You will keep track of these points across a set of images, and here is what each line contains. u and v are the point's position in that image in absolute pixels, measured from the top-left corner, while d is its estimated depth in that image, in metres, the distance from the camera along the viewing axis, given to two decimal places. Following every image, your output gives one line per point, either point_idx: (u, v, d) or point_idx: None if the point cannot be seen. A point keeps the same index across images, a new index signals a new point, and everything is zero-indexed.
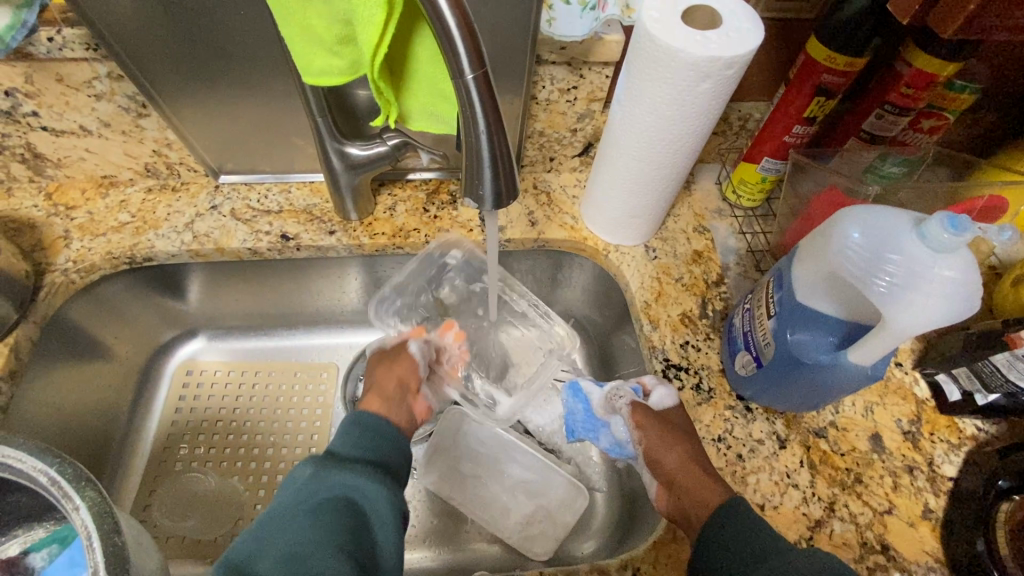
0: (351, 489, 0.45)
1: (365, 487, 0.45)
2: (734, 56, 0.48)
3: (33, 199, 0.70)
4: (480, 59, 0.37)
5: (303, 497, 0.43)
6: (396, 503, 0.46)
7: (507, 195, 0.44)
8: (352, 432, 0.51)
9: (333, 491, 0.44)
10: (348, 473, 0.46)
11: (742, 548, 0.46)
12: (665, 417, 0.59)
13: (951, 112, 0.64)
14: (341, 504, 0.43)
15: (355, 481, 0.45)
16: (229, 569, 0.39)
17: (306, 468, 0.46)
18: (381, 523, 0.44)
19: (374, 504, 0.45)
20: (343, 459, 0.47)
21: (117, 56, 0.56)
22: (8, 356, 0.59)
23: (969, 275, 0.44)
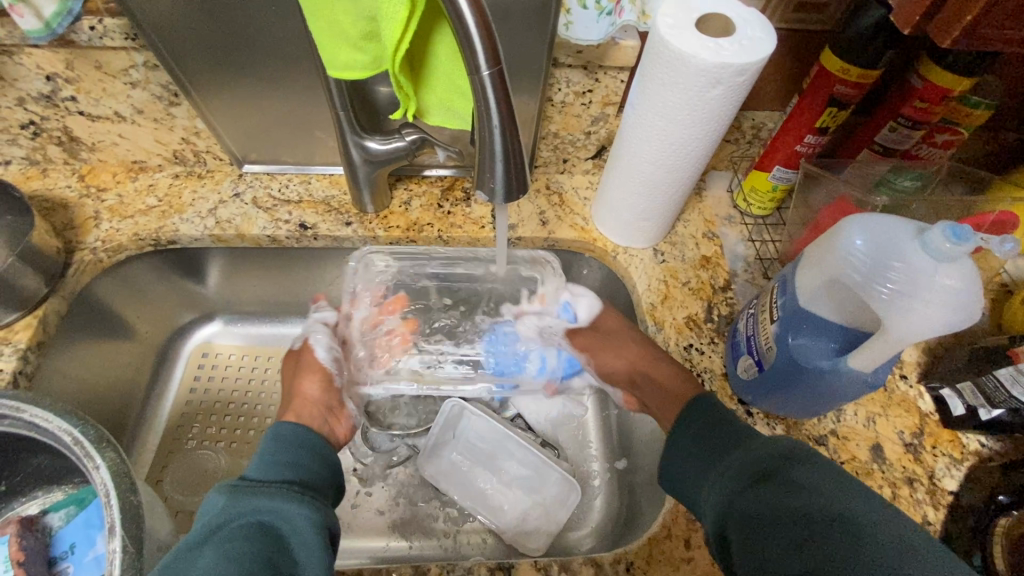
0: (262, 511, 0.45)
1: (271, 505, 0.46)
2: (745, 63, 0.49)
3: (67, 180, 0.73)
4: (496, 56, 0.39)
5: (211, 527, 0.44)
6: (314, 517, 0.47)
7: (517, 190, 0.46)
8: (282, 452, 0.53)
9: (244, 515, 0.44)
10: (258, 496, 0.46)
11: (704, 450, 0.51)
12: (600, 324, 0.72)
13: (966, 126, 0.64)
14: (252, 527, 0.44)
15: (266, 501, 0.46)
16: None
17: (218, 495, 0.46)
18: (300, 542, 0.44)
19: (290, 521, 0.45)
20: (254, 481, 0.48)
21: (153, 46, 0.59)
22: (37, 328, 0.62)
23: (970, 285, 0.44)
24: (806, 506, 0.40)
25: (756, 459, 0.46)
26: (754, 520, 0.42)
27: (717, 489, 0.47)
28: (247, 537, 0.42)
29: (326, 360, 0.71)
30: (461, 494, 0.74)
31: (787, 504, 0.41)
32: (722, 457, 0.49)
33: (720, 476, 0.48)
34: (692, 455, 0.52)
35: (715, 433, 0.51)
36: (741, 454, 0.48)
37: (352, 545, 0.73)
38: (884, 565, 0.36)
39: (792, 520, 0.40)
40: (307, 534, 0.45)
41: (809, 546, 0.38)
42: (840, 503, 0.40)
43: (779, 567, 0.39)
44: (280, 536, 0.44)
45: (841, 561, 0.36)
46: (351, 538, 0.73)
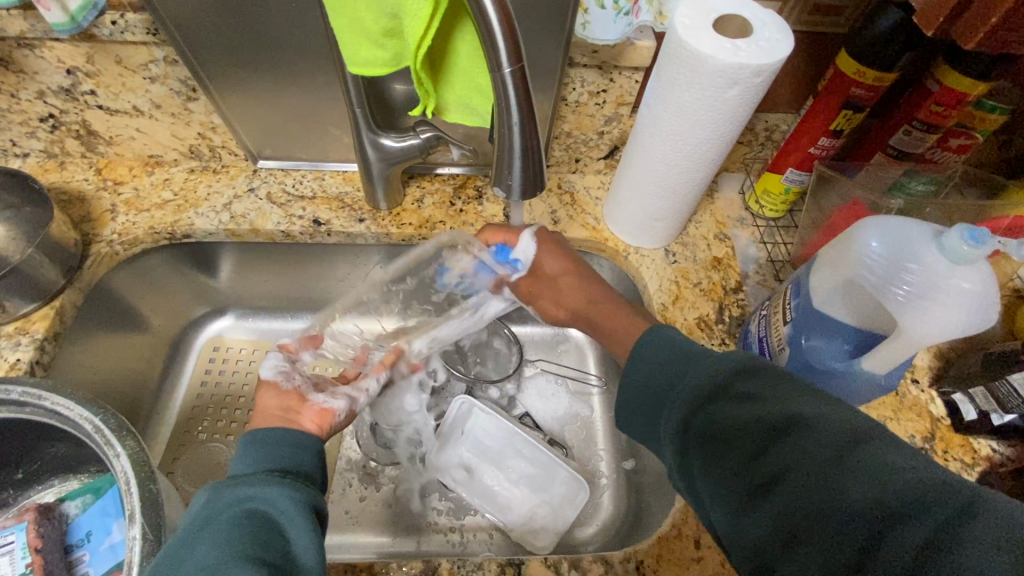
0: (248, 499, 0.43)
1: (255, 491, 0.43)
2: (762, 64, 0.49)
3: (84, 174, 0.74)
4: (518, 53, 0.39)
5: (197, 520, 0.42)
6: (301, 497, 0.44)
7: (534, 186, 0.46)
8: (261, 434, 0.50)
9: (230, 506, 0.42)
10: (239, 486, 0.44)
11: (656, 381, 0.46)
12: (541, 265, 0.65)
13: (981, 131, 0.63)
14: (238, 515, 0.41)
15: (250, 487, 0.44)
16: None
17: (199, 496, 0.44)
18: (290, 523, 0.42)
19: (277, 504, 0.43)
20: (237, 475, 0.46)
21: (174, 40, 0.60)
22: (54, 318, 0.63)
23: (987, 288, 0.44)
24: (761, 413, 0.36)
25: (706, 376, 0.41)
26: (711, 437, 0.38)
27: (670, 414, 0.42)
28: (237, 525, 0.41)
29: (272, 376, 0.60)
30: (469, 491, 0.74)
31: (742, 420, 0.36)
32: (675, 382, 0.44)
33: (672, 402, 0.43)
34: (648, 383, 0.46)
35: (665, 361, 0.46)
36: (690, 376, 0.42)
37: (360, 540, 0.73)
38: (844, 453, 0.32)
39: (750, 430, 0.36)
40: (297, 515, 0.43)
41: (769, 455, 0.34)
42: (797, 404, 0.35)
43: (741, 480, 0.35)
44: (268, 519, 0.42)
45: (802, 459, 0.33)
46: (359, 533, 0.74)
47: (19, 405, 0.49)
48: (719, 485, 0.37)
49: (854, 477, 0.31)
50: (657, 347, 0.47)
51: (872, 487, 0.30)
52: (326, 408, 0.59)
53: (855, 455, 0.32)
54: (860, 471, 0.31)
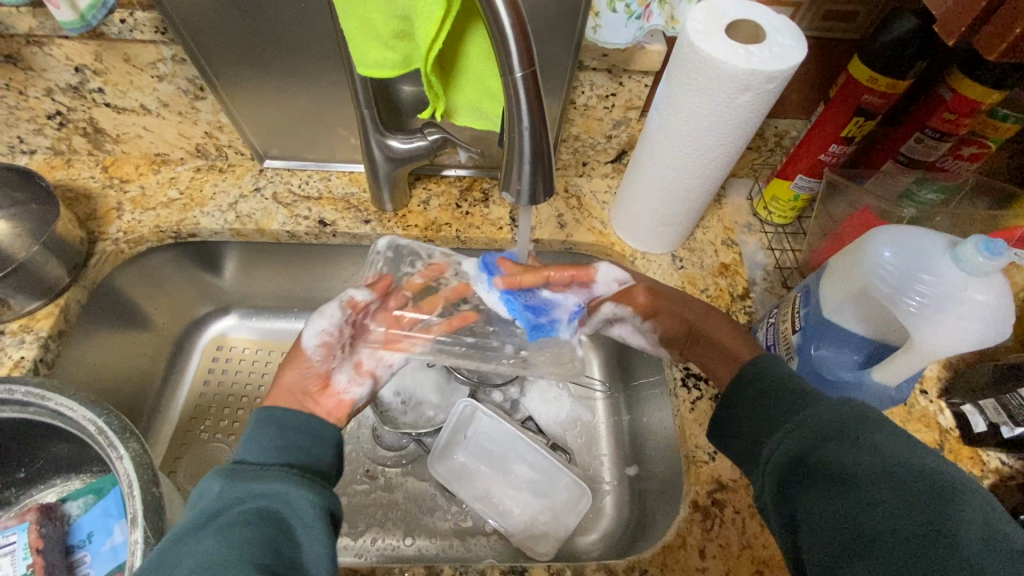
0: (266, 496, 0.43)
1: (275, 488, 0.43)
2: (776, 71, 0.49)
3: (91, 171, 0.74)
4: (530, 58, 0.38)
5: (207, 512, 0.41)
6: (316, 499, 0.44)
7: (543, 192, 0.46)
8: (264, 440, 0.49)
9: (249, 499, 0.42)
10: (259, 481, 0.44)
11: (770, 403, 0.47)
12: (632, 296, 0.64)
13: (993, 140, 0.62)
14: (255, 511, 0.41)
15: (266, 487, 0.43)
16: None
17: (219, 482, 0.44)
18: (304, 529, 0.42)
19: (294, 505, 0.43)
20: (256, 466, 0.46)
21: (183, 38, 0.59)
22: (58, 317, 0.62)
23: (1002, 300, 0.43)
24: (884, 464, 0.36)
25: (827, 416, 0.41)
26: (828, 476, 0.38)
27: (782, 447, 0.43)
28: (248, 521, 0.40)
29: (312, 348, 0.58)
30: (471, 494, 0.74)
31: (864, 459, 0.37)
32: (790, 417, 0.44)
33: (787, 434, 0.43)
34: (758, 411, 0.47)
35: (779, 394, 0.47)
36: (810, 412, 0.43)
37: (359, 543, 0.73)
38: (977, 525, 0.32)
39: (870, 479, 0.36)
40: (312, 520, 0.42)
41: (890, 508, 0.34)
42: (925, 464, 0.35)
43: (852, 525, 0.35)
44: (284, 520, 0.42)
45: (927, 517, 0.33)
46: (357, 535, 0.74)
47: (23, 405, 0.49)
48: (825, 525, 0.36)
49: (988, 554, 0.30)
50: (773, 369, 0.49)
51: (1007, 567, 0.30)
52: (346, 399, 0.59)
53: (983, 522, 0.32)
54: (993, 548, 0.31)
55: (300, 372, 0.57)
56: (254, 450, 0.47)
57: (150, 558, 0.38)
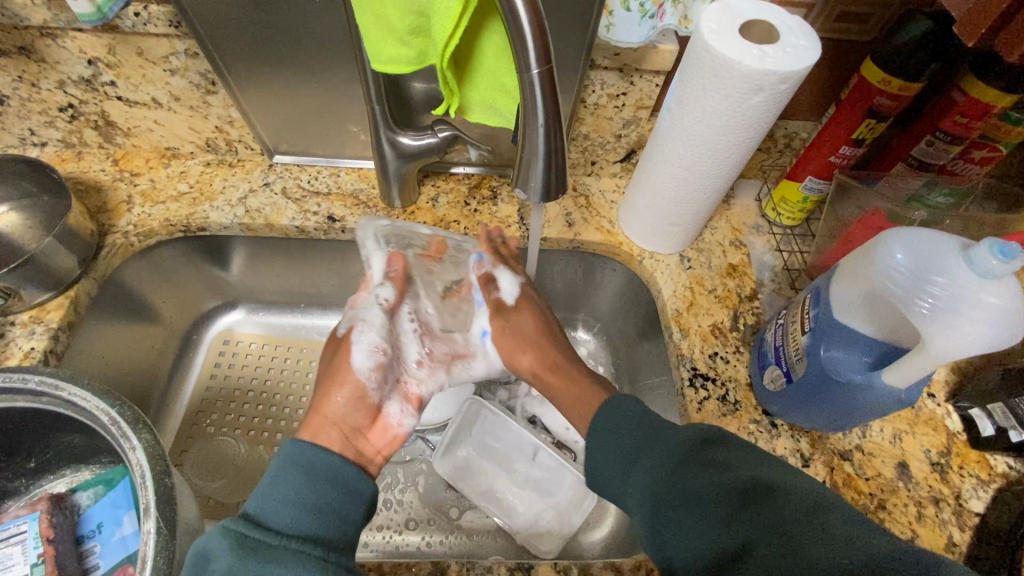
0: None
1: (289, 572, 0.40)
2: (790, 71, 0.49)
3: (102, 164, 0.74)
4: (547, 55, 0.38)
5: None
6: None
7: (556, 190, 0.46)
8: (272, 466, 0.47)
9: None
10: (269, 559, 0.40)
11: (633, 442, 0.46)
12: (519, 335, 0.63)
13: (1004, 143, 0.63)
14: None
15: (277, 568, 0.40)
16: None
17: (230, 541, 0.41)
18: None
19: None
20: (268, 533, 0.42)
21: (197, 35, 0.60)
22: (69, 308, 0.63)
23: (1016, 304, 0.43)
24: (733, 479, 0.38)
25: (682, 445, 0.43)
26: (686, 502, 0.38)
27: (643, 485, 0.42)
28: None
29: (364, 368, 0.57)
30: (475, 493, 0.74)
31: (714, 480, 0.38)
32: (647, 450, 0.44)
33: (646, 469, 0.43)
34: (613, 451, 0.46)
35: (633, 428, 0.46)
36: (665, 444, 0.44)
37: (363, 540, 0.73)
38: (809, 522, 0.33)
39: (722, 493, 0.37)
40: None
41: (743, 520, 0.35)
42: (765, 474, 0.38)
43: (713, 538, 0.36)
44: None
45: (770, 523, 0.34)
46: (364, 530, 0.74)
47: (35, 395, 0.49)
48: (692, 545, 0.37)
49: (822, 542, 0.32)
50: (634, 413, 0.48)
51: (837, 551, 0.31)
52: (396, 433, 0.58)
53: (821, 523, 0.33)
54: (819, 537, 0.32)
55: (349, 399, 0.56)
56: (274, 506, 0.44)
57: None
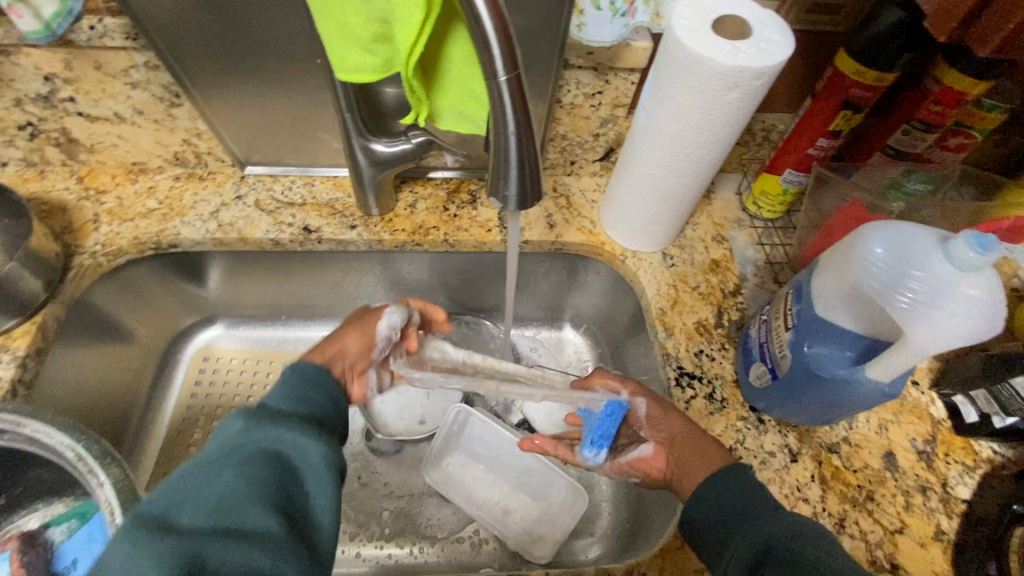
0: (280, 443, 0.44)
1: (294, 438, 0.44)
2: (764, 66, 0.48)
3: (66, 182, 0.71)
4: (514, 60, 0.37)
5: (227, 448, 0.42)
6: (330, 466, 0.44)
7: (532, 197, 0.44)
8: (289, 380, 0.51)
9: (262, 443, 0.43)
10: (280, 425, 0.45)
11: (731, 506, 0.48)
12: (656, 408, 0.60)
13: (978, 130, 0.63)
14: (269, 456, 0.42)
15: (284, 431, 0.44)
16: (147, 522, 0.37)
17: (238, 419, 0.45)
18: (315, 476, 0.43)
19: (307, 456, 0.44)
20: (275, 410, 0.46)
21: (156, 46, 0.58)
22: (37, 334, 0.61)
23: (994, 295, 0.43)
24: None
25: (779, 529, 0.44)
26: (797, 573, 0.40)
27: (753, 537, 0.45)
28: (264, 469, 0.41)
29: (382, 333, 0.65)
30: (465, 500, 0.74)
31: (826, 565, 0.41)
32: (746, 519, 0.47)
33: (751, 529, 0.45)
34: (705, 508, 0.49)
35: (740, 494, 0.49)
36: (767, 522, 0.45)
37: (355, 551, 0.72)
38: None
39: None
40: (322, 469, 0.44)
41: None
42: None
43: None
44: (291, 467, 0.43)
45: None
46: (355, 543, 0.72)
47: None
48: None
49: None
50: (725, 478, 0.50)
51: None
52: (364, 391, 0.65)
53: None
54: None
55: (363, 345, 0.62)
56: (278, 398, 0.48)
57: (164, 487, 0.40)
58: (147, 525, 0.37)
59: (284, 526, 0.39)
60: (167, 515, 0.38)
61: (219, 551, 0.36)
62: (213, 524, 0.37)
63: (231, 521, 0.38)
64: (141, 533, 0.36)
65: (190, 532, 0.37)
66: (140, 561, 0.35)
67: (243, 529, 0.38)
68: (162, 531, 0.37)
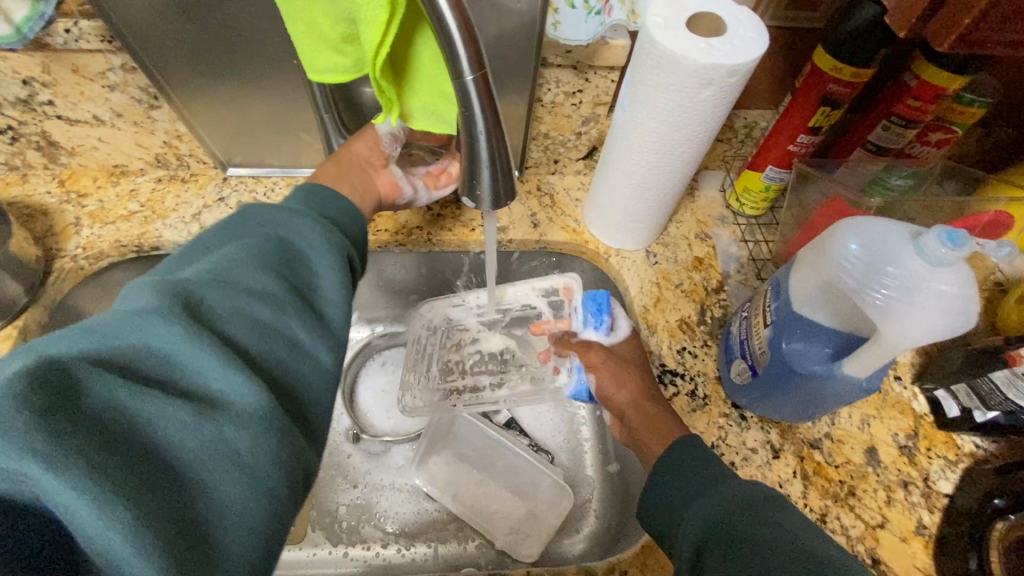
0: (284, 231, 0.45)
1: (300, 225, 0.46)
2: (737, 64, 0.48)
3: (47, 186, 0.71)
4: (480, 60, 0.37)
5: (229, 228, 0.44)
6: (332, 248, 0.45)
7: (505, 197, 0.44)
8: (310, 196, 0.52)
9: (269, 227, 0.44)
10: (285, 218, 0.46)
11: (689, 482, 0.49)
12: (616, 353, 0.64)
13: (958, 125, 0.63)
14: (273, 239, 0.43)
15: (291, 222, 0.45)
16: (150, 276, 0.38)
17: (242, 212, 0.46)
18: (320, 259, 0.45)
19: (310, 241, 0.45)
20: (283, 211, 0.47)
21: (130, 47, 0.57)
22: (17, 339, 0.61)
23: (967, 288, 0.43)
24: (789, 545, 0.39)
25: (730, 501, 0.45)
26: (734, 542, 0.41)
27: (707, 507, 0.46)
28: (266, 243, 0.43)
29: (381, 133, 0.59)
30: (452, 500, 0.74)
31: (767, 532, 0.41)
32: (705, 494, 0.47)
33: (706, 501, 0.46)
34: (667, 488, 0.50)
35: (701, 471, 0.49)
36: (716, 493, 0.47)
37: (343, 552, 0.72)
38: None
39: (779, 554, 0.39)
40: (327, 252, 0.45)
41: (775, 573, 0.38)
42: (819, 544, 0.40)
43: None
44: (298, 251, 0.44)
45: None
46: (342, 545, 0.72)
47: None
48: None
49: None
50: (694, 474, 0.49)
51: None
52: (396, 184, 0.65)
53: None
54: None
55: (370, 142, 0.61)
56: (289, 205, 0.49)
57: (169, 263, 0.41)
58: (150, 277, 0.38)
59: (289, 293, 0.41)
60: (167, 273, 0.39)
61: (220, 294, 0.37)
62: (219, 278, 0.38)
63: (235, 274, 0.39)
64: (143, 280, 0.37)
65: (193, 278, 0.37)
66: (144, 287, 0.36)
67: (246, 279, 0.39)
68: (164, 277, 0.37)
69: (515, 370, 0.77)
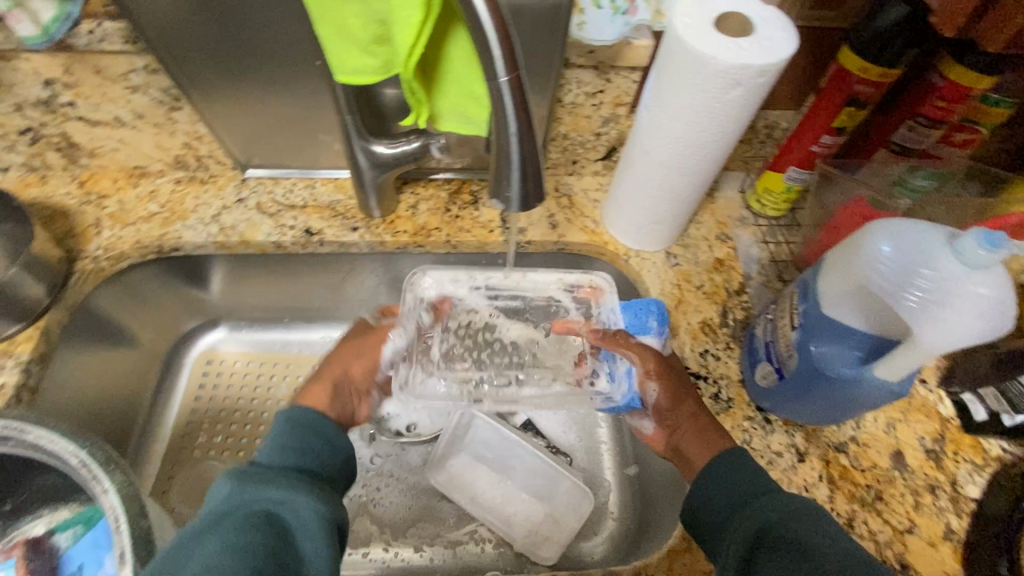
0: (273, 503, 0.44)
1: (284, 494, 0.45)
2: (767, 64, 0.48)
3: (67, 188, 0.70)
4: (514, 62, 0.37)
5: (217, 514, 0.42)
6: (322, 516, 0.45)
7: (534, 198, 0.44)
8: (288, 431, 0.52)
9: (252, 506, 0.43)
10: (270, 486, 0.45)
11: (735, 489, 0.49)
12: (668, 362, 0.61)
13: (984, 125, 0.63)
14: (261, 517, 0.42)
15: (274, 491, 0.45)
16: None
17: (224, 480, 0.45)
18: (309, 538, 0.43)
19: (298, 515, 0.44)
20: (263, 470, 0.47)
21: (155, 48, 0.57)
22: (40, 339, 0.61)
23: (1003, 293, 0.42)
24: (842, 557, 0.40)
25: (777, 508, 0.45)
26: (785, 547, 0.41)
27: (753, 513, 0.45)
28: (256, 529, 0.41)
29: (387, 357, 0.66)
30: (469, 501, 0.74)
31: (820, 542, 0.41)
32: (750, 501, 0.47)
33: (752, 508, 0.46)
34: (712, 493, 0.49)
35: (745, 480, 0.49)
36: (769, 500, 0.46)
37: (362, 553, 0.72)
38: None
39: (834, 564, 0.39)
40: (315, 530, 0.43)
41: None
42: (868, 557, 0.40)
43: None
44: (287, 530, 0.43)
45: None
46: (361, 546, 0.72)
47: (2, 439, 0.47)
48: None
49: None
50: (723, 476, 0.50)
51: None
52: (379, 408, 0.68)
53: None
54: None
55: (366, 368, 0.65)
56: (269, 455, 0.49)
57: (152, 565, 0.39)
58: None
59: None
60: None
61: None
62: None
63: None
64: None
65: None
66: None
67: None
68: None
69: (541, 366, 0.70)
